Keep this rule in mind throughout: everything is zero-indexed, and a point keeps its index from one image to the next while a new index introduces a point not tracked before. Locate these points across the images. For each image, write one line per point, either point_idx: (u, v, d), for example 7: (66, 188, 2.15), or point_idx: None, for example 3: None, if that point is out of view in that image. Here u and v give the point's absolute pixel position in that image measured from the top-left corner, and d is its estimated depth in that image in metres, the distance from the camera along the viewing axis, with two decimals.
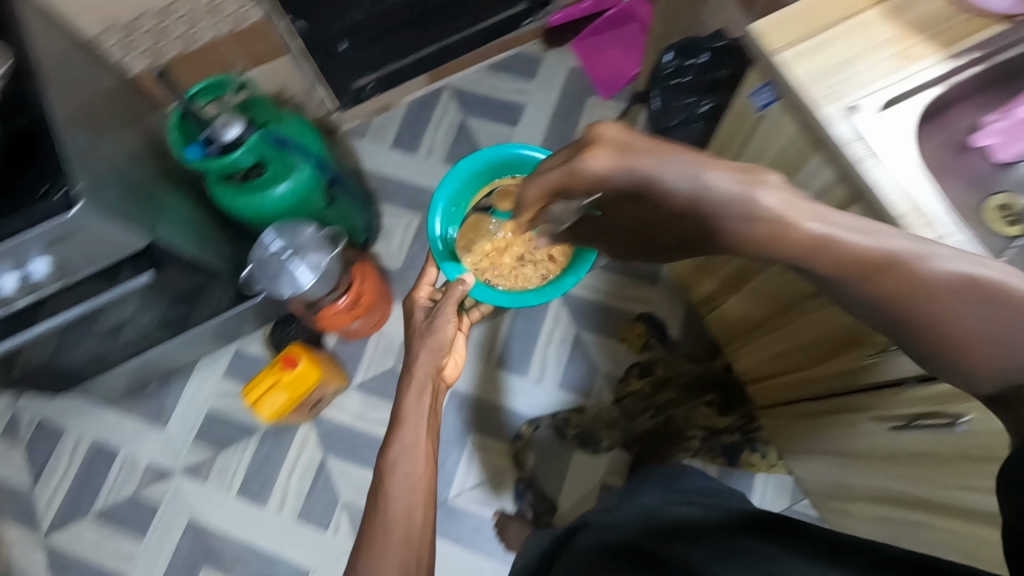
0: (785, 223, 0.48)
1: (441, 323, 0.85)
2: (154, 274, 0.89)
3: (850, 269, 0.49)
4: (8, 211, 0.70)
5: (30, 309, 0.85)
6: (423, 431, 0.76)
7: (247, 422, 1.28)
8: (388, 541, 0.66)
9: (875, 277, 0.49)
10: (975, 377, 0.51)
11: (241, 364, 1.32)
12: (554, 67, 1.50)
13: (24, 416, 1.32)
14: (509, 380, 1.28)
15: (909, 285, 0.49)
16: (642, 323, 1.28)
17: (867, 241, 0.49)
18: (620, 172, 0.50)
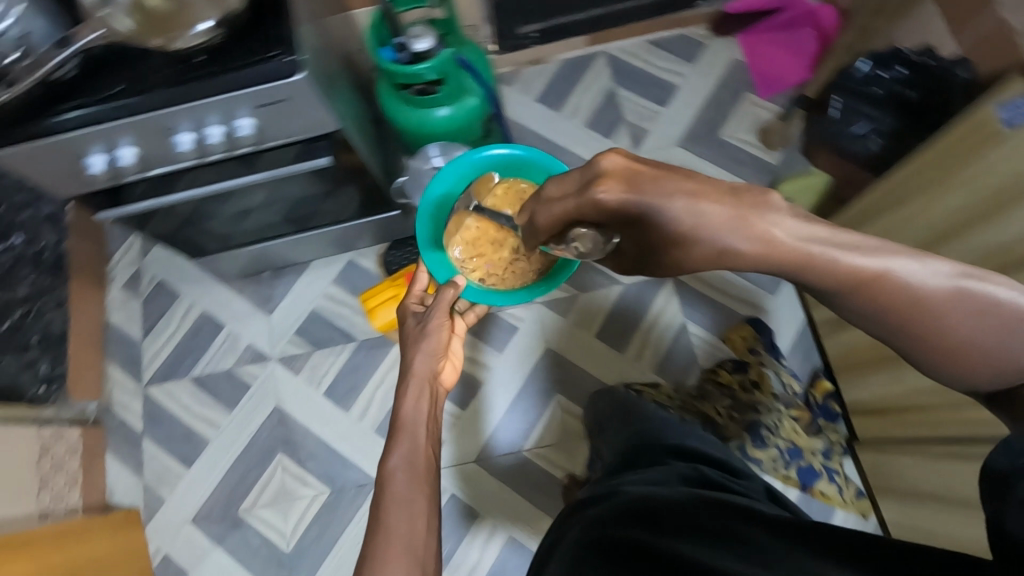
0: (794, 246, 0.46)
1: (433, 332, 0.80)
2: (333, 160, 0.92)
3: (842, 283, 0.48)
4: (237, 63, 0.73)
5: (226, 163, 0.90)
6: (422, 438, 0.73)
7: (347, 329, 1.32)
8: (389, 553, 0.63)
9: (875, 290, 0.48)
10: (972, 378, 0.53)
11: (351, 274, 1.36)
12: (717, 56, 1.46)
13: (147, 274, 1.40)
14: (605, 352, 1.27)
15: (908, 304, 0.49)
16: (748, 326, 1.23)
17: (862, 260, 0.47)
18: (661, 208, 0.45)
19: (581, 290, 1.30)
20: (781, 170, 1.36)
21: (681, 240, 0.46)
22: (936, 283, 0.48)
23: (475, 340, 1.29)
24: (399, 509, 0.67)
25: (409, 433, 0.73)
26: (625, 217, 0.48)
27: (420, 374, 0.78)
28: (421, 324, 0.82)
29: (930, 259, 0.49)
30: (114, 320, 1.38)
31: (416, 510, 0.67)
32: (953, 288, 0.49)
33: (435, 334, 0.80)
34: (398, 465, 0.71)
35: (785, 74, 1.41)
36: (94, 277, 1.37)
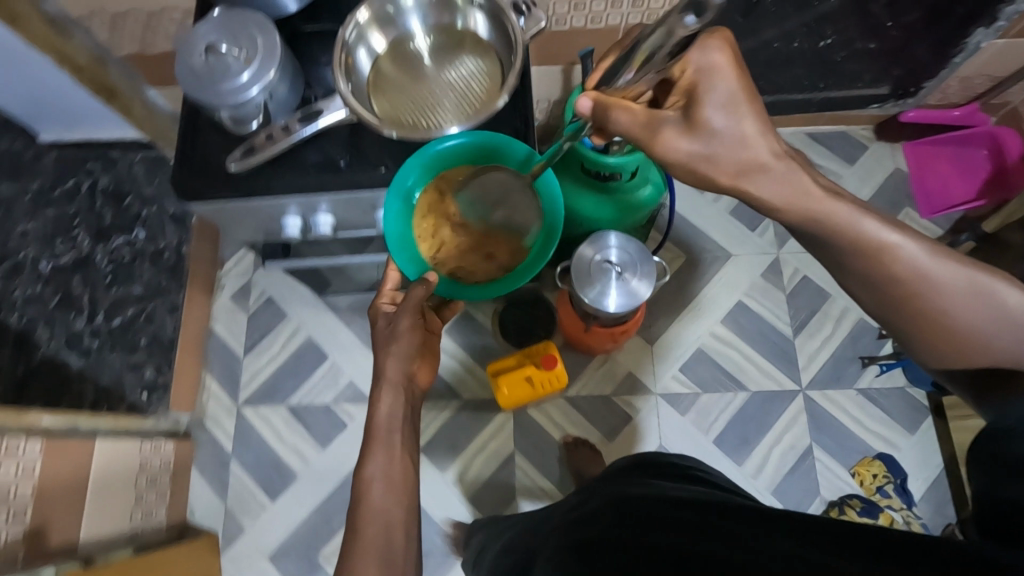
0: (807, 197, 0.60)
1: (402, 334, 0.76)
2: None
3: (852, 250, 0.61)
4: None
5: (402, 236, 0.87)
6: (398, 445, 0.72)
7: (454, 384, 1.28)
8: (362, 548, 0.64)
9: (885, 258, 0.60)
10: (977, 352, 0.62)
11: (464, 327, 1.31)
12: (878, 163, 1.38)
13: (257, 287, 1.38)
14: (720, 461, 1.20)
15: (902, 277, 0.60)
16: (880, 462, 1.17)
17: (868, 228, 0.60)
18: (714, 109, 0.59)
19: (704, 389, 1.24)
20: None
21: (717, 141, 0.60)
22: (863, 231, 0.60)
23: (586, 423, 1.23)
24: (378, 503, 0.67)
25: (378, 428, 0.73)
26: (687, 100, 0.60)
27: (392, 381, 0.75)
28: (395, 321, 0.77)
29: (917, 234, 0.59)
30: (218, 329, 1.36)
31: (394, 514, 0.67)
32: (882, 245, 0.60)
33: (406, 340, 0.76)
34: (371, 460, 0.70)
35: (947, 190, 1.32)
36: (207, 284, 1.36)
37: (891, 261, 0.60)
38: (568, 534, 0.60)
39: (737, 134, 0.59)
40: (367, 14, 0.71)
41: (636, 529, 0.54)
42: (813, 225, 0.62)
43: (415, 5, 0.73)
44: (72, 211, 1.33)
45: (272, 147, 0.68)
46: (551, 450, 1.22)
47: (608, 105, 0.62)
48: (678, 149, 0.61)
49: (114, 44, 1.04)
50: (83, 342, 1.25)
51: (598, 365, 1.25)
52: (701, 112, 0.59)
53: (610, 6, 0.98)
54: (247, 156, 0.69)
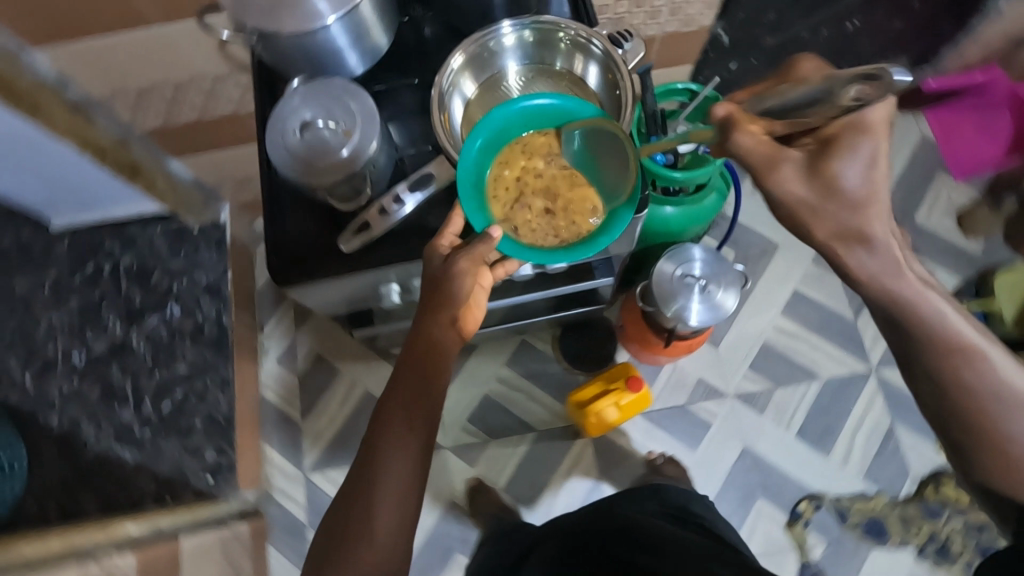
0: (918, 294, 0.56)
1: (448, 276, 0.64)
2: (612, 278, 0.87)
3: (937, 345, 0.56)
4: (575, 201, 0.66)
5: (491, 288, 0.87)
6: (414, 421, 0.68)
7: (525, 417, 1.25)
8: (360, 531, 0.64)
9: (961, 362, 0.57)
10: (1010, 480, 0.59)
11: (525, 356, 1.28)
12: (905, 134, 1.38)
13: (304, 346, 1.35)
14: (807, 455, 1.19)
15: (978, 389, 0.57)
16: None
17: (960, 324, 0.57)
18: (850, 167, 0.55)
19: (777, 384, 1.23)
20: (982, 262, 1.29)
21: (839, 200, 0.55)
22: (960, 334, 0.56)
23: (668, 437, 1.21)
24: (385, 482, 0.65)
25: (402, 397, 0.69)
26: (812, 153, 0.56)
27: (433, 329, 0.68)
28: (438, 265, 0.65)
29: (996, 350, 0.57)
30: (270, 395, 1.32)
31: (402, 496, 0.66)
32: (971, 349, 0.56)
33: (461, 279, 0.64)
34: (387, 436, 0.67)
35: (976, 154, 1.32)
36: (252, 353, 1.31)
37: (972, 364, 0.56)
38: None
39: (861, 200, 0.55)
40: (461, 59, 0.67)
41: None
42: (900, 321, 0.58)
43: (513, 47, 0.69)
44: (97, 296, 1.26)
45: (389, 220, 0.62)
46: (637, 470, 1.20)
47: (737, 122, 0.56)
48: (792, 195, 0.56)
49: (135, 121, 0.98)
50: (134, 433, 1.18)
51: (667, 376, 1.24)
52: (833, 163, 0.55)
53: (651, 17, 0.95)
54: (361, 231, 0.64)
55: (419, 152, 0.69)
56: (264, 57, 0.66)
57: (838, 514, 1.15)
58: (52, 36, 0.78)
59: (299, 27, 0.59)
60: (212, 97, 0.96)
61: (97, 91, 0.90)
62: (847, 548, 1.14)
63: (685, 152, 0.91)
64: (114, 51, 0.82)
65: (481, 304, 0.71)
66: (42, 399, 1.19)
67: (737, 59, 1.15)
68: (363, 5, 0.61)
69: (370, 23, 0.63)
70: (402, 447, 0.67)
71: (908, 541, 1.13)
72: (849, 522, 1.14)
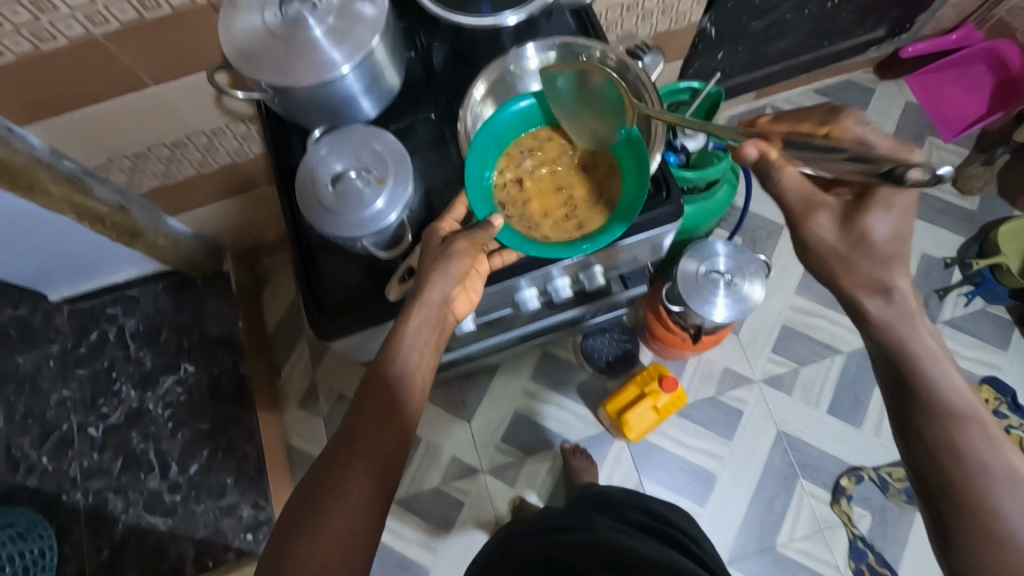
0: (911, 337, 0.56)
1: (443, 254, 0.57)
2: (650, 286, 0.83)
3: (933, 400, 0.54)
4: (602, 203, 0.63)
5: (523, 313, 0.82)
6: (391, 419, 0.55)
7: (558, 429, 1.24)
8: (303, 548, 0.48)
9: (960, 421, 0.53)
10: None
11: (549, 368, 1.27)
12: (889, 100, 1.41)
13: (323, 387, 1.32)
14: (841, 430, 1.20)
15: (973, 459, 0.52)
16: (987, 386, 1.20)
17: (958, 394, 0.54)
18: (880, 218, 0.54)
19: (802, 362, 1.24)
20: (983, 217, 1.31)
21: (868, 251, 0.55)
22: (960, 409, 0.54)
23: (703, 430, 1.21)
24: (336, 506, 0.50)
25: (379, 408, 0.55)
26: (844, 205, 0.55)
27: (425, 314, 0.58)
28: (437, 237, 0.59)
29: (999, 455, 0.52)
30: (296, 442, 1.29)
31: (352, 530, 0.50)
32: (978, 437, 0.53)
33: (456, 260, 0.57)
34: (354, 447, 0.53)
35: (964, 110, 1.35)
36: (272, 401, 1.28)
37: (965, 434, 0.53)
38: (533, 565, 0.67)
39: (890, 254, 0.55)
40: (482, 89, 0.66)
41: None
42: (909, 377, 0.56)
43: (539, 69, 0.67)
44: (105, 364, 1.22)
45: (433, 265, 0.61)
46: (677, 467, 1.19)
47: (774, 165, 0.54)
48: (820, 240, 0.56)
49: (132, 184, 0.95)
50: (163, 500, 1.16)
51: (693, 370, 1.24)
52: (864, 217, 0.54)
53: (643, 18, 0.95)
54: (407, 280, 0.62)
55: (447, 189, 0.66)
56: (276, 110, 0.64)
57: (880, 484, 1.16)
58: (47, 109, 0.75)
59: (315, 78, 0.57)
60: (209, 150, 0.94)
61: (91, 157, 0.87)
62: (893, 517, 1.15)
63: (691, 148, 0.89)
64: (110, 115, 0.80)
65: (475, 296, 0.62)
66: (62, 477, 1.16)
67: (724, 49, 1.17)
68: (377, 48, 0.59)
69: (384, 65, 0.62)
70: (370, 456, 0.53)
71: None
72: (892, 490, 1.15)
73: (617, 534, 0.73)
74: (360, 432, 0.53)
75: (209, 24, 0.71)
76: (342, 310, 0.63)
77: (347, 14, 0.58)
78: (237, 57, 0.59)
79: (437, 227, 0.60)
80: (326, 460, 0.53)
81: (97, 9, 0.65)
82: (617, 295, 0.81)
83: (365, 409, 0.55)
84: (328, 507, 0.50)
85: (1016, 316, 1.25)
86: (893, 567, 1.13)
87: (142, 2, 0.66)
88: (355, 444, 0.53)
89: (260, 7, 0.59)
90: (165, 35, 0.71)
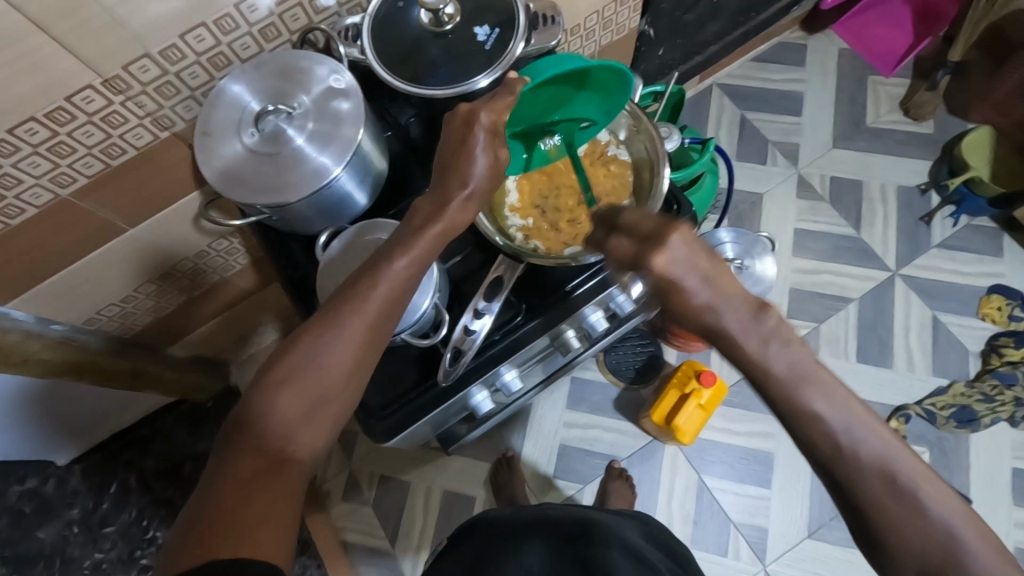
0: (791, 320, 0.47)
1: (470, 135, 0.54)
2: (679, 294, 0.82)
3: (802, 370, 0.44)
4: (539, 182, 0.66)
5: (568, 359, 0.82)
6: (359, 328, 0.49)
7: (607, 449, 1.22)
8: (257, 441, 0.45)
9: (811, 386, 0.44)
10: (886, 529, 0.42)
11: (581, 392, 1.25)
12: (824, 52, 1.45)
13: (363, 473, 1.24)
14: (877, 375, 1.22)
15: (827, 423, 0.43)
16: (997, 295, 1.24)
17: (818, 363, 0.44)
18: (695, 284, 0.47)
19: (820, 320, 1.25)
20: (942, 137, 1.36)
21: None
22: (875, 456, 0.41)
23: (747, 412, 1.22)
24: (291, 396, 0.46)
25: (368, 305, 0.49)
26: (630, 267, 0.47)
27: (390, 254, 0.52)
28: (477, 105, 0.55)
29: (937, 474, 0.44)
30: (351, 537, 1.20)
31: (309, 422, 0.46)
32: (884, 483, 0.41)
33: (423, 223, 0.53)
34: (327, 335, 0.47)
35: (893, 45, 1.40)
36: (315, 500, 1.22)
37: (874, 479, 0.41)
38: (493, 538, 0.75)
39: None
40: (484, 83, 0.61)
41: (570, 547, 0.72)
42: None
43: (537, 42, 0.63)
44: (133, 515, 1.13)
45: (476, 340, 0.60)
46: (732, 454, 1.19)
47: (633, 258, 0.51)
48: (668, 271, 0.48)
49: (124, 322, 0.91)
50: None
51: (721, 353, 1.25)
52: (660, 261, 0.46)
53: (587, 38, 0.96)
54: (453, 362, 0.61)
55: (464, 257, 0.65)
56: (274, 224, 0.64)
57: (928, 417, 1.18)
58: (30, 281, 0.72)
59: (312, 186, 0.57)
60: (196, 272, 0.90)
61: (81, 314, 0.83)
62: (949, 445, 1.17)
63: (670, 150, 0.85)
64: (92, 270, 0.76)
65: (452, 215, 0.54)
66: None
67: (665, 45, 1.19)
68: (364, 140, 0.59)
69: (374, 151, 0.62)
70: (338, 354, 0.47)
71: (999, 416, 1.16)
72: (941, 420, 1.17)
73: (590, 511, 0.82)
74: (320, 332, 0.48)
75: (177, 155, 0.69)
76: (396, 406, 0.62)
77: (326, 115, 0.58)
78: (227, 185, 0.57)
79: (480, 109, 0.54)
80: (293, 342, 0.48)
81: (62, 170, 0.62)
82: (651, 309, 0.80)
83: (349, 302, 0.49)
84: (285, 395, 0.46)
85: (1002, 222, 1.30)
86: (966, 494, 1.14)
87: (107, 151, 0.63)
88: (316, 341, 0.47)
89: (237, 131, 0.59)
90: (136, 176, 0.68)
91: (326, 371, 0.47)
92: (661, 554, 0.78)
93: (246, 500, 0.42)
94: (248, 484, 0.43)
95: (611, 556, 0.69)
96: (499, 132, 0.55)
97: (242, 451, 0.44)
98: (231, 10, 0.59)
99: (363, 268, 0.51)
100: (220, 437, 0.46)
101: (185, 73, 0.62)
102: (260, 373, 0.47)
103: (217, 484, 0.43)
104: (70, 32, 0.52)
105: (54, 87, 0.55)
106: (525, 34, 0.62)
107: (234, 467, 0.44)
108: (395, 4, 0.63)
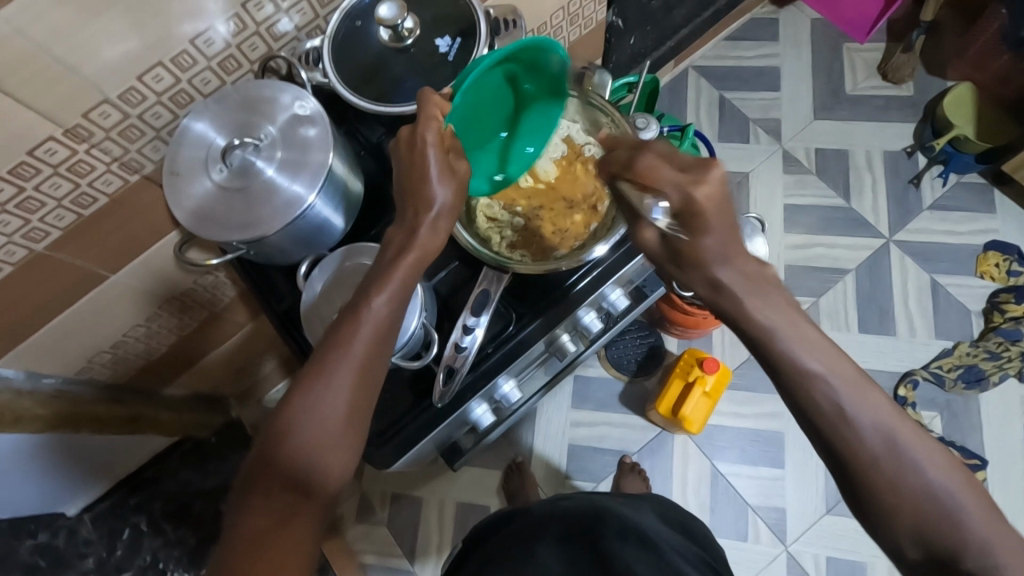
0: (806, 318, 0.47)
1: (420, 157, 0.53)
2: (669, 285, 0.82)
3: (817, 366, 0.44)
4: (531, 232, 0.67)
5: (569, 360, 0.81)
6: (356, 366, 0.48)
7: (617, 446, 1.21)
8: (267, 494, 0.44)
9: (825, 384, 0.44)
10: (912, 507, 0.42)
11: (584, 390, 1.25)
12: (796, 24, 1.44)
13: (374, 493, 1.23)
14: (880, 343, 1.21)
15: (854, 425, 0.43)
16: (993, 252, 1.23)
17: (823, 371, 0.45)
18: None
19: (817, 295, 1.24)
20: (924, 98, 1.35)
21: None
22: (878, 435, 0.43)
23: (753, 394, 1.21)
24: (297, 449, 0.45)
25: (353, 348, 0.48)
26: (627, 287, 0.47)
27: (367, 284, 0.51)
28: (416, 125, 0.53)
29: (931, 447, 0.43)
30: (369, 559, 1.20)
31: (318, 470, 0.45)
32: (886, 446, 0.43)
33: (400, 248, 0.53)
34: (326, 383, 0.47)
35: (863, 11, 1.35)
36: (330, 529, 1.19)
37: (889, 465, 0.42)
38: (498, 544, 0.73)
39: None
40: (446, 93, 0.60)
41: (580, 536, 0.69)
42: None
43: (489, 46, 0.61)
44: (147, 559, 1.10)
45: (468, 356, 0.59)
46: (743, 438, 1.18)
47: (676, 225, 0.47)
48: None
49: (118, 369, 0.90)
50: None
51: (721, 337, 1.24)
52: None
53: (555, 35, 0.95)
54: (447, 380, 0.60)
55: (448, 272, 0.65)
56: (254, 259, 0.63)
57: (936, 380, 1.17)
58: (12, 337, 0.70)
59: (285, 217, 0.56)
60: (184, 311, 0.88)
61: (68, 367, 0.82)
62: (959, 409, 1.16)
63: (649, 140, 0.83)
64: (72, 321, 0.75)
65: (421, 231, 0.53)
66: None
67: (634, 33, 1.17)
68: (335, 164, 0.58)
69: (345, 176, 0.61)
70: (341, 399, 0.47)
71: (1007, 372, 1.15)
72: (949, 383, 1.16)
73: (608, 500, 0.79)
74: (319, 379, 0.47)
75: (151, 197, 0.68)
76: (393, 431, 0.62)
77: (294, 143, 0.58)
78: (200, 225, 0.57)
79: (421, 130, 0.53)
80: (287, 395, 0.47)
81: (34, 226, 0.61)
82: (643, 305, 0.79)
83: (342, 347, 0.48)
84: (292, 446, 0.45)
85: (991, 176, 1.29)
86: (981, 455, 1.13)
87: (77, 202, 0.62)
88: (316, 389, 0.46)
89: (204, 168, 0.58)
90: (110, 225, 0.67)
91: (329, 419, 0.46)
92: (685, 539, 0.77)
93: (257, 556, 0.41)
94: (263, 539, 0.42)
95: (620, 547, 0.66)
96: (449, 146, 0.54)
97: (252, 510, 0.43)
98: (187, 46, 0.58)
99: (351, 312, 0.50)
100: (232, 493, 0.45)
101: (147, 114, 0.61)
102: (262, 428, 0.47)
103: (233, 542, 0.42)
104: (24, 87, 0.51)
105: (15, 142, 0.54)
106: (488, 42, 0.61)
107: (245, 526, 0.42)
108: (354, 22, 0.62)
